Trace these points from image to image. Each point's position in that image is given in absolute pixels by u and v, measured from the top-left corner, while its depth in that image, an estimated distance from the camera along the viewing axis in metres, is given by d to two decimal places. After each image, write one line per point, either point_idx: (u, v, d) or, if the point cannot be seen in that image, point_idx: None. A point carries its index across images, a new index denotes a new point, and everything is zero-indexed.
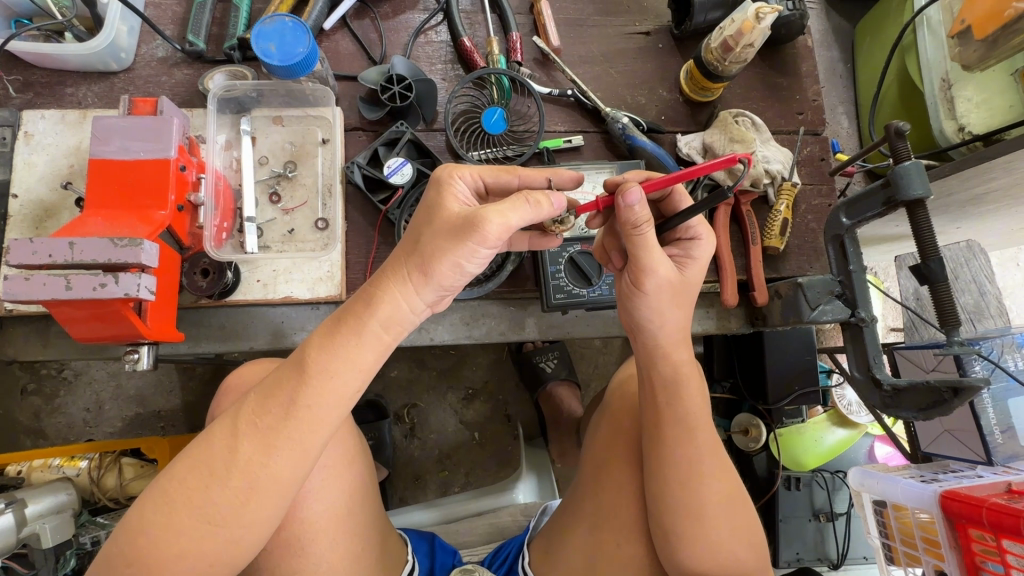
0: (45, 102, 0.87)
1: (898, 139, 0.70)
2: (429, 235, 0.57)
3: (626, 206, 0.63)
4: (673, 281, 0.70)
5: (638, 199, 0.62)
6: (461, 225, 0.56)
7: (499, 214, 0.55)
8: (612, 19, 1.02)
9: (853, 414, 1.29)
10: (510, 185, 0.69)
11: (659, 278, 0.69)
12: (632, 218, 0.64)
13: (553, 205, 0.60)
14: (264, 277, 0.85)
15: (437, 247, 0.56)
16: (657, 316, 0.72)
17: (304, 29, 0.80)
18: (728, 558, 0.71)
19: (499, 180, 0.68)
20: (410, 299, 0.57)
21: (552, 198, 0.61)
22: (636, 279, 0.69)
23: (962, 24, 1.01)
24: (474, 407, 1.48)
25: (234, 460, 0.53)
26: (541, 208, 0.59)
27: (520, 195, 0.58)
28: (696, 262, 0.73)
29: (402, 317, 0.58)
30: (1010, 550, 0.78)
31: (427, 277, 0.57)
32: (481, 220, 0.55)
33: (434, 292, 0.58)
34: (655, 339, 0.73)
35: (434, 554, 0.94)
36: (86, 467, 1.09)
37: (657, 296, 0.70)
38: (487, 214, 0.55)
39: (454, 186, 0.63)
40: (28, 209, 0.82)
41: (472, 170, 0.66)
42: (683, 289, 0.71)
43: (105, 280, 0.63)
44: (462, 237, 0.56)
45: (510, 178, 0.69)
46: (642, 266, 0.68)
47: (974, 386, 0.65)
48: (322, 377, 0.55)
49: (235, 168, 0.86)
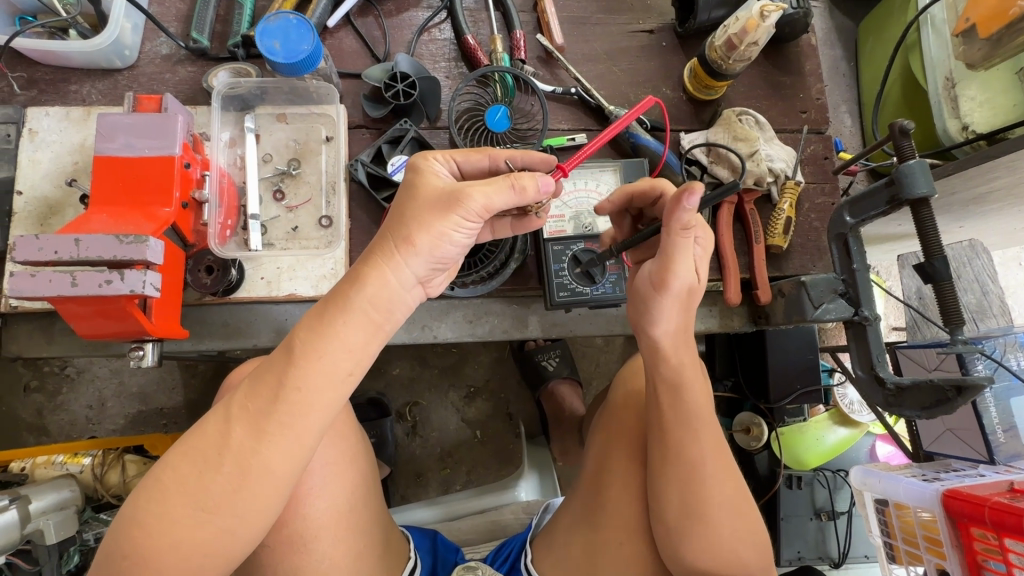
0: (49, 99, 0.87)
1: (902, 138, 0.69)
2: (412, 207, 0.59)
3: (682, 207, 0.62)
4: (692, 287, 0.70)
5: (696, 202, 0.62)
6: (446, 198, 0.58)
7: (483, 189, 0.59)
8: (616, 17, 1.02)
9: (854, 413, 1.30)
10: (484, 167, 0.69)
11: (683, 280, 0.69)
12: (681, 220, 0.64)
13: (536, 184, 0.61)
14: (268, 274, 0.85)
15: (420, 219, 0.58)
16: (664, 318, 0.71)
17: (309, 26, 0.80)
18: (729, 553, 0.71)
19: (473, 160, 0.67)
20: (396, 273, 0.58)
21: (536, 176, 0.62)
22: (661, 281, 0.69)
23: (967, 23, 1.01)
24: (475, 405, 1.49)
25: (226, 445, 0.54)
26: (525, 190, 0.60)
27: (504, 174, 0.60)
28: (704, 262, 0.74)
29: (389, 293, 0.58)
30: (1012, 548, 0.79)
31: (413, 246, 0.58)
32: (466, 193, 0.58)
33: (422, 264, 0.59)
34: (654, 342, 0.73)
35: (436, 551, 0.94)
36: (89, 464, 1.09)
37: (677, 298, 0.70)
38: (472, 190, 0.58)
39: (433, 167, 0.64)
40: (33, 205, 0.82)
41: (443, 154, 0.66)
42: (696, 293, 0.72)
43: (111, 276, 0.63)
44: (448, 210, 0.58)
45: (482, 158, 0.68)
46: (669, 269, 0.68)
47: (978, 385, 0.65)
48: (311, 359, 0.55)
49: (239, 165, 0.86)
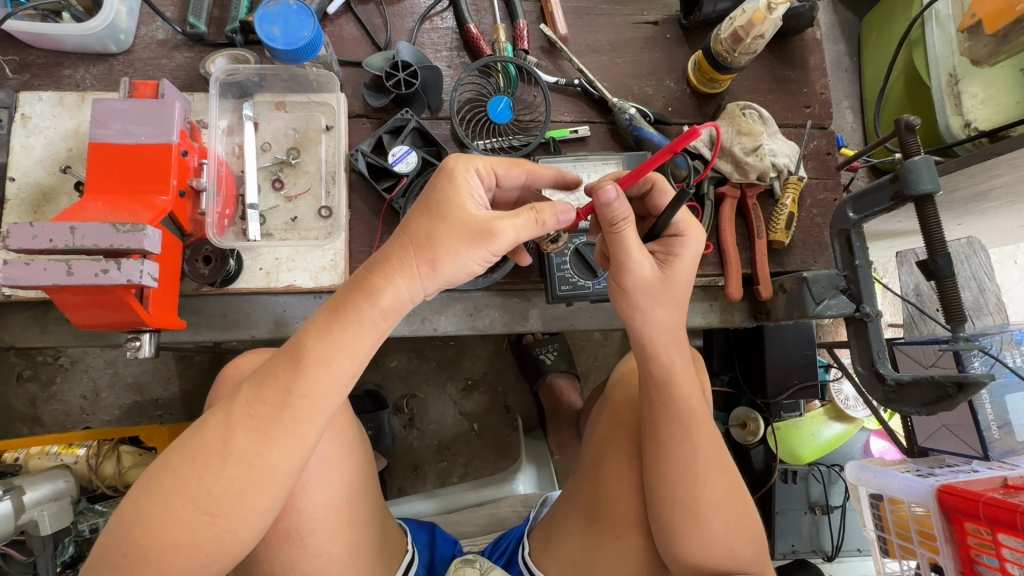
0: (42, 83, 0.85)
1: (907, 133, 0.69)
2: (443, 231, 0.57)
3: (604, 205, 0.62)
4: (653, 280, 0.69)
5: (615, 194, 0.61)
6: (476, 230, 0.57)
7: (513, 224, 0.59)
8: (621, 8, 1.00)
9: (850, 408, 1.32)
10: (518, 179, 0.68)
11: (636, 276, 0.68)
12: (610, 216, 0.63)
13: (557, 219, 0.61)
14: (267, 265, 0.84)
15: (447, 243, 0.57)
16: (638, 315, 0.71)
17: (309, 12, 0.79)
18: (722, 550, 0.72)
19: (511, 175, 0.66)
20: (412, 288, 0.57)
21: (557, 211, 0.61)
22: (617, 278, 0.69)
23: (972, 19, 1.04)
24: (473, 397, 1.48)
25: (229, 449, 0.53)
26: (546, 225, 0.61)
27: (531, 207, 0.60)
28: (681, 260, 0.72)
29: (400, 303, 0.57)
30: (1006, 543, 0.79)
31: (435, 266, 0.57)
32: (498, 228, 0.58)
33: (437, 287, 0.59)
34: (638, 339, 0.73)
35: (434, 545, 0.94)
36: (84, 454, 1.08)
37: (634, 294, 0.70)
38: (503, 225, 0.58)
39: (469, 183, 0.61)
40: (26, 192, 0.81)
41: (484, 162, 0.64)
42: (666, 289, 0.71)
43: (107, 265, 0.62)
44: (478, 243, 0.58)
45: (520, 172, 0.67)
46: (620, 265, 0.68)
47: (978, 382, 0.65)
48: (318, 366, 0.54)
49: (238, 154, 0.85)
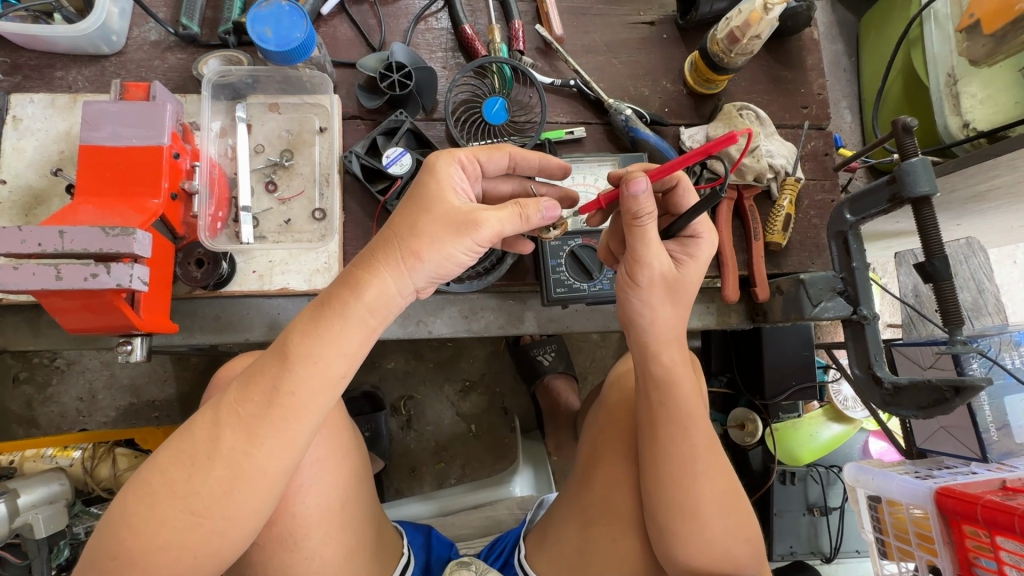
0: (34, 85, 0.85)
1: (904, 135, 0.68)
2: (427, 221, 0.57)
3: (631, 196, 0.62)
4: (668, 276, 0.69)
5: (643, 188, 0.62)
6: (461, 221, 0.57)
7: (497, 216, 0.58)
8: (618, 8, 1.00)
9: (849, 409, 1.30)
10: (501, 163, 0.69)
11: (651, 271, 0.68)
12: (635, 209, 0.63)
13: (542, 213, 0.61)
14: (260, 268, 0.83)
15: (431, 233, 0.57)
16: (647, 311, 0.71)
17: (301, 13, 0.78)
18: (719, 551, 0.71)
19: (494, 160, 0.67)
20: (398, 283, 0.57)
21: (542, 205, 0.61)
22: (631, 270, 0.68)
23: (971, 18, 1.02)
24: (471, 399, 1.48)
25: (216, 449, 0.52)
26: (531, 220, 0.60)
27: (516, 202, 0.60)
28: (695, 261, 0.72)
29: (388, 300, 0.57)
30: (1004, 546, 0.79)
31: (418, 256, 0.56)
32: (482, 219, 0.57)
33: (425, 278, 0.58)
34: (642, 339, 0.72)
35: (430, 547, 0.94)
36: (79, 456, 1.07)
37: (649, 289, 0.69)
38: (486, 216, 0.58)
39: (452, 176, 0.62)
40: (18, 195, 0.81)
41: (467, 152, 0.64)
42: (679, 287, 0.71)
43: (96, 270, 0.61)
44: (462, 233, 0.57)
45: (502, 157, 0.68)
46: (638, 258, 0.67)
47: (976, 386, 0.64)
48: (306, 365, 0.54)
49: (231, 156, 0.85)
